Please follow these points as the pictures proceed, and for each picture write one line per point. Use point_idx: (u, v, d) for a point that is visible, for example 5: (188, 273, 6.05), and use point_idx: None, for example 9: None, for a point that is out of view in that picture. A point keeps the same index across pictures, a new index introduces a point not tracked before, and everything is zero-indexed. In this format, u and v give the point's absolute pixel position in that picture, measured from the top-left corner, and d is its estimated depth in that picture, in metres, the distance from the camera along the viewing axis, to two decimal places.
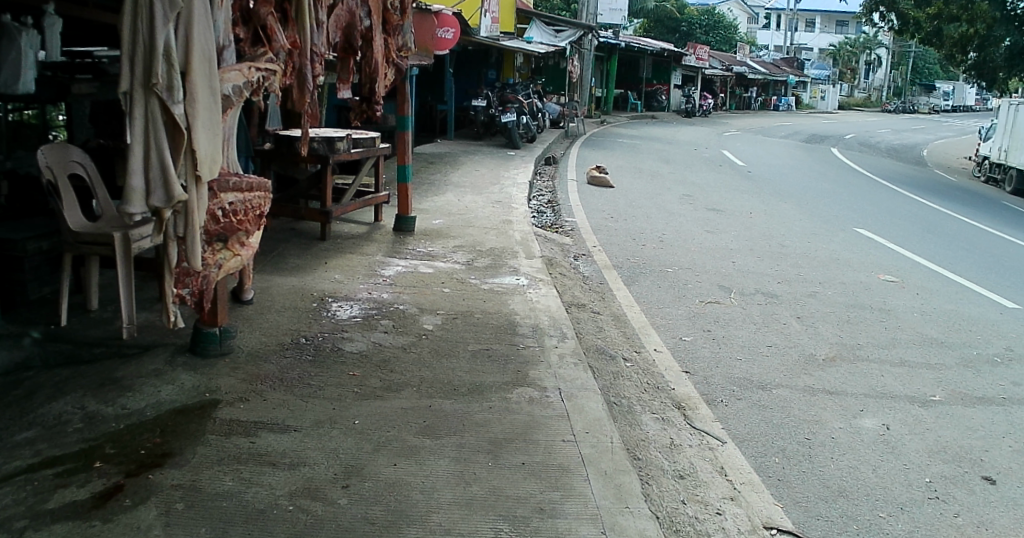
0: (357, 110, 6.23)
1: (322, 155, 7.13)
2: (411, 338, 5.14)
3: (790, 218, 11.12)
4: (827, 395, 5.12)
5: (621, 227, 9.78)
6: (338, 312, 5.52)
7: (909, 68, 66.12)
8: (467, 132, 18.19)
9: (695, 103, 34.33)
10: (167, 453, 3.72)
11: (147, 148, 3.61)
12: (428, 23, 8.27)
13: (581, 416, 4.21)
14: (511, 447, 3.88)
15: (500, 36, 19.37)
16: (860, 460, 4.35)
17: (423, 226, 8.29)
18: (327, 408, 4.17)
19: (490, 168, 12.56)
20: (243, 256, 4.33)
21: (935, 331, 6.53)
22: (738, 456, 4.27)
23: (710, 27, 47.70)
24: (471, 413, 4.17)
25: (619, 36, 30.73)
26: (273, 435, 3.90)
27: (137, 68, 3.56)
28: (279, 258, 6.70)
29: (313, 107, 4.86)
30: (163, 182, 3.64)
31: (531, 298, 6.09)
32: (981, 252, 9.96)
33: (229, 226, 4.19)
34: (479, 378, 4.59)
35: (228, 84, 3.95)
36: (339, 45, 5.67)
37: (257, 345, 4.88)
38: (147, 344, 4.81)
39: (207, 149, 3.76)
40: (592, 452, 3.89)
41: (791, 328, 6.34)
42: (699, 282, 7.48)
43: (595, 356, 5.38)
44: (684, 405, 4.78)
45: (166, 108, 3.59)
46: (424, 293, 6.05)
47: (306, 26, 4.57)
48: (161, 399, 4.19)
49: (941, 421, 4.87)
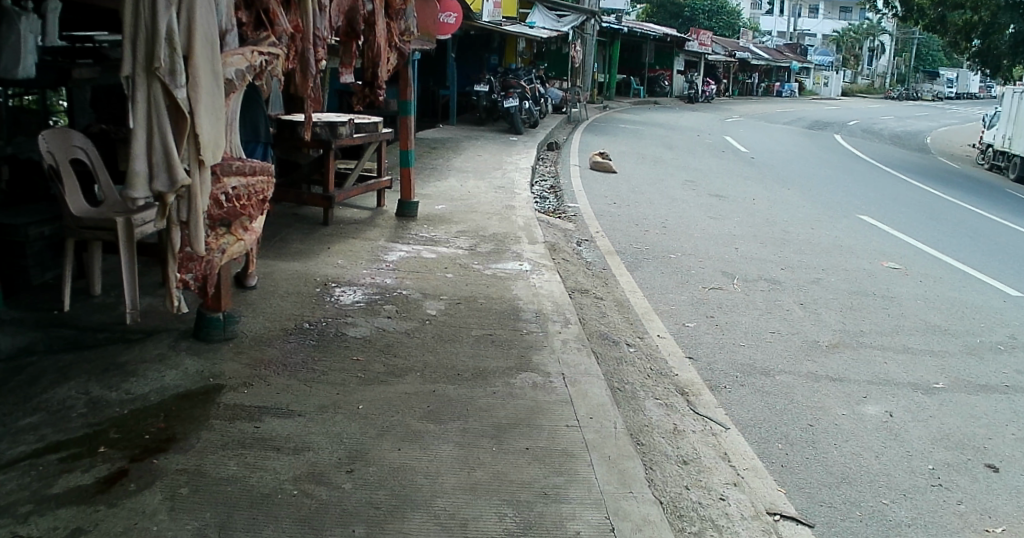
0: (360, 94, 6.21)
1: (324, 140, 7.12)
2: (415, 323, 5.15)
3: (792, 205, 11.09)
4: (830, 381, 5.12)
5: (624, 213, 9.76)
6: (342, 297, 5.53)
7: (913, 54, 65.77)
8: (469, 117, 18.13)
9: (698, 89, 34.18)
10: (171, 438, 3.72)
11: (149, 133, 3.59)
12: (430, 8, 8.25)
13: (584, 401, 4.21)
14: (515, 432, 3.89)
15: (503, 20, 19.28)
16: (862, 446, 4.35)
17: (426, 212, 8.28)
18: (331, 393, 4.17)
19: (492, 154, 12.53)
20: (246, 241, 4.32)
21: (939, 318, 6.53)
22: (741, 441, 4.27)
23: (714, 13, 47.43)
24: (475, 398, 4.17)
25: (623, 22, 30.64)
26: (277, 419, 3.90)
27: (139, 52, 3.53)
28: (281, 243, 6.69)
29: (317, 91, 4.83)
30: (166, 167, 3.61)
31: (534, 284, 6.09)
32: (985, 240, 9.94)
33: (232, 211, 4.16)
34: (483, 364, 4.58)
35: (231, 68, 3.92)
36: (341, 29, 5.63)
37: (261, 330, 4.88)
38: (150, 329, 4.82)
39: (211, 134, 3.73)
40: (596, 437, 3.89)
41: (794, 315, 6.34)
42: (702, 268, 7.47)
43: (598, 342, 5.38)
44: (688, 391, 4.78)
45: (169, 93, 3.57)
46: (428, 279, 6.04)
47: (307, 10, 4.54)
48: (165, 384, 4.20)
49: (944, 408, 4.88)
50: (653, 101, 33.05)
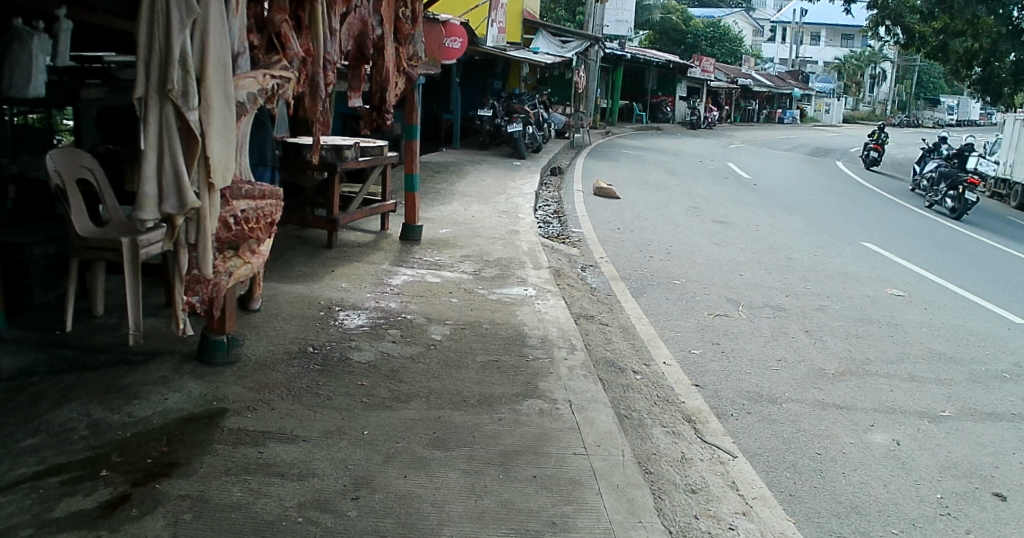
0: (368, 118, 6.12)
1: (329, 163, 7.19)
2: (419, 348, 5.12)
3: (797, 231, 11.08)
4: (836, 409, 5.08)
5: (629, 239, 9.75)
6: (346, 321, 5.52)
7: (913, 82, 66.01)
8: (472, 142, 18.21)
9: (699, 116, 34.20)
10: (173, 463, 3.71)
11: (160, 155, 3.49)
12: (436, 32, 8.35)
13: (591, 428, 4.17)
14: (522, 459, 3.84)
15: (508, 46, 19.37)
16: (871, 475, 4.31)
17: (430, 235, 8.27)
18: (336, 417, 4.14)
19: (496, 178, 12.55)
20: (254, 264, 4.09)
21: (945, 346, 6.50)
22: (749, 470, 4.22)
23: (715, 40, 47.80)
24: (482, 425, 4.13)
25: (626, 48, 30.81)
26: (281, 444, 3.87)
27: (152, 74, 3.45)
28: (285, 266, 6.69)
29: (326, 115, 4.82)
30: (176, 189, 3.53)
31: (539, 309, 6.06)
32: (989, 267, 9.93)
33: (241, 234, 3.95)
34: (488, 389, 4.55)
35: (243, 91, 3.85)
36: (351, 53, 5.64)
37: (265, 353, 4.88)
38: (154, 351, 4.81)
39: (221, 156, 3.63)
40: (603, 465, 3.85)
41: (800, 342, 6.31)
42: (707, 295, 7.44)
43: (603, 368, 5.33)
44: (695, 419, 4.74)
45: (181, 115, 3.48)
46: (432, 303, 6.03)
47: (318, 34, 4.55)
48: (168, 407, 4.19)
49: (953, 436, 4.85)
50: (655, 127, 33.14)
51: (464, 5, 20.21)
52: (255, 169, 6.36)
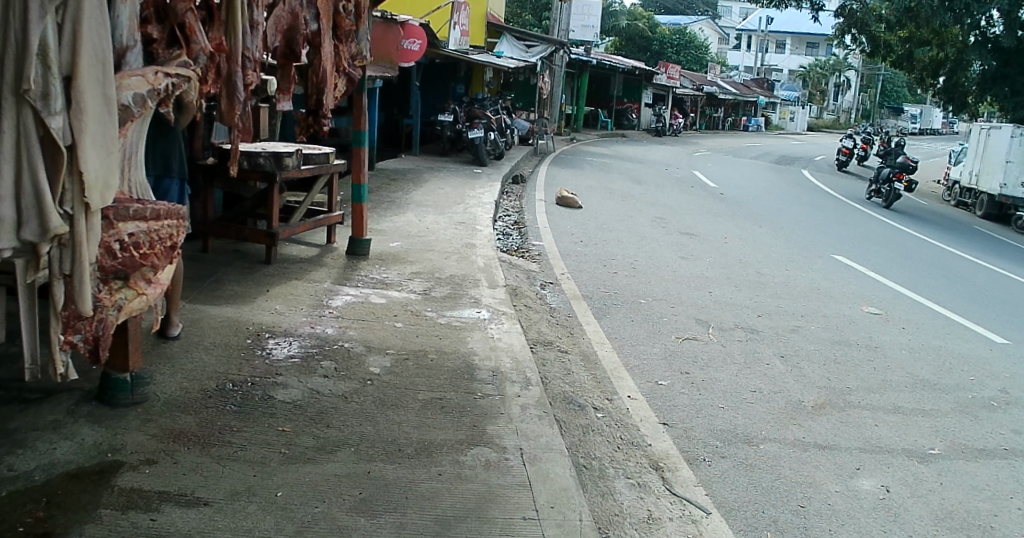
0: (303, 124, 5.56)
1: (268, 172, 6.56)
2: (354, 385, 4.52)
3: (766, 244, 10.66)
4: (818, 450, 4.60)
5: (593, 253, 9.24)
6: (274, 351, 4.92)
7: (875, 91, 66.64)
8: (433, 148, 17.65)
9: (665, 122, 33.91)
10: (48, 533, 3.10)
11: (18, 169, 2.88)
12: (393, 34, 7.73)
13: (545, 485, 3.62)
14: (461, 528, 3.29)
15: (470, 50, 18.77)
16: (861, 532, 3.82)
17: (379, 250, 7.69)
18: (248, 474, 3.55)
19: (454, 187, 11.98)
20: (149, 295, 3.50)
21: (928, 371, 6.06)
22: (724, 530, 3.71)
23: (681, 47, 47.62)
24: (417, 482, 3.56)
25: (592, 54, 30.38)
26: (178, 510, 3.28)
27: (6, 70, 2.83)
28: (215, 285, 6.06)
29: (245, 121, 4.22)
30: (37, 209, 2.92)
31: (492, 335, 5.52)
32: (962, 281, 9.58)
33: (129, 262, 3.32)
34: (429, 435, 3.99)
35: (127, 92, 3.20)
36: (279, 51, 5.00)
37: (177, 391, 4.26)
38: (51, 388, 4.16)
39: (99, 171, 3.01)
40: (557, 533, 3.30)
41: (775, 370, 5.82)
42: (675, 316, 6.94)
43: (561, 407, 4.79)
44: (663, 466, 4.22)
45: (42, 121, 2.87)
46: (374, 329, 5.45)
47: (234, 29, 3.97)
48: (55, 458, 3.57)
49: (945, 479, 4.38)
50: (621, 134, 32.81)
51: (426, 7, 19.64)
52: (159, 182, 5.55)
